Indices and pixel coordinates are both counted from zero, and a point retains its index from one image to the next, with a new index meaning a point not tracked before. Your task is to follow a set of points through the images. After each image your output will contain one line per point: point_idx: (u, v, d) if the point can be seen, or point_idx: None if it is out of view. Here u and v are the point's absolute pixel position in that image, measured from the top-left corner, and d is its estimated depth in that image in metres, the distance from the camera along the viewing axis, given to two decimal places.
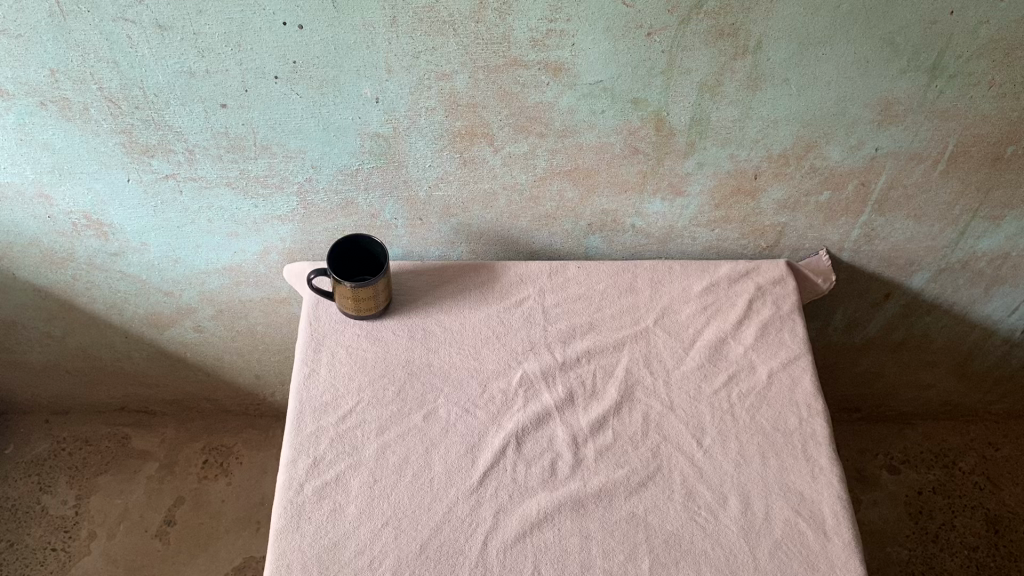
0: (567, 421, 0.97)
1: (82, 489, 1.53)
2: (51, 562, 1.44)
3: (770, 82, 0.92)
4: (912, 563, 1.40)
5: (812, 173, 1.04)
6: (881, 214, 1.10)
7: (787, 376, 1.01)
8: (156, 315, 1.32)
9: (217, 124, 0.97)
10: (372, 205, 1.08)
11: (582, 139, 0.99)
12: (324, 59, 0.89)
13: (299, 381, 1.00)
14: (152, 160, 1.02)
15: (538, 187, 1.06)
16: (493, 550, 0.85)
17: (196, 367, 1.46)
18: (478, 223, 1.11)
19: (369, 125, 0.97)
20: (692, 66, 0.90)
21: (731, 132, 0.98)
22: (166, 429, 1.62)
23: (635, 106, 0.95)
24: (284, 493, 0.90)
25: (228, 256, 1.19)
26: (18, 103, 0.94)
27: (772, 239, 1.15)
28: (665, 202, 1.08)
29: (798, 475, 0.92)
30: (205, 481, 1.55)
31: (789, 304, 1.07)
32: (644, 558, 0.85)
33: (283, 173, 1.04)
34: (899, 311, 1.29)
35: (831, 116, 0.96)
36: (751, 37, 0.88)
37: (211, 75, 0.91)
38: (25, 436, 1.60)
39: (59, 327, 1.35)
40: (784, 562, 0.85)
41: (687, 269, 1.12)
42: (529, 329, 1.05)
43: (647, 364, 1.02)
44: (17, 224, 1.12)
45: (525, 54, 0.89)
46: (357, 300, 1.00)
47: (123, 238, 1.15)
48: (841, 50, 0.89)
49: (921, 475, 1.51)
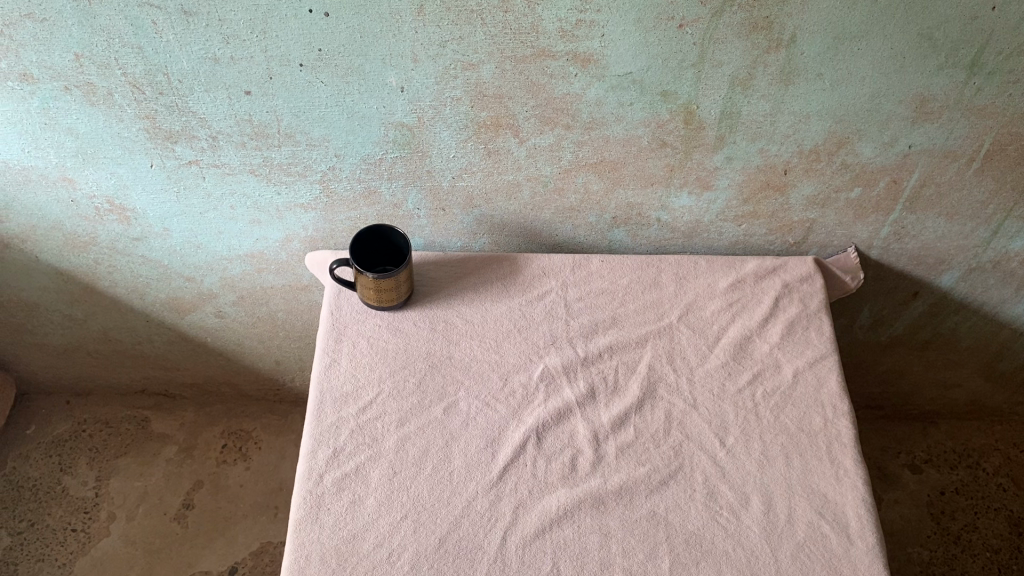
0: (589, 417, 0.96)
1: (102, 471, 1.54)
2: (71, 542, 1.45)
3: (803, 76, 0.90)
4: (932, 564, 1.39)
5: (843, 169, 1.02)
6: (912, 212, 1.08)
7: (813, 376, 0.99)
8: (178, 300, 1.32)
9: (241, 110, 0.96)
10: (394, 194, 1.07)
11: (610, 131, 0.98)
12: (349, 48, 0.88)
13: (320, 370, 0.99)
14: (175, 146, 1.02)
15: (563, 179, 1.04)
16: (512, 546, 0.85)
17: (217, 352, 1.46)
18: (501, 214, 1.10)
19: (394, 115, 0.96)
20: (724, 59, 0.89)
21: (761, 127, 0.97)
22: (185, 412, 1.62)
23: (664, 99, 0.93)
24: (304, 484, 0.90)
25: (250, 243, 1.19)
26: (42, 87, 0.93)
27: (800, 235, 1.13)
28: (692, 196, 1.07)
29: (822, 476, 0.91)
30: (224, 466, 1.55)
31: (816, 302, 1.06)
32: (664, 557, 0.84)
33: (307, 162, 1.03)
34: (926, 309, 1.27)
35: (864, 111, 0.94)
36: (785, 30, 0.85)
37: (236, 62, 0.90)
38: (46, 416, 1.61)
39: (81, 310, 1.35)
40: (806, 565, 0.84)
41: (713, 264, 1.10)
42: (550, 323, 1.04)
43: (670, 361, 1.01)
44: (41, 208, 1.12)
45: (554, 45, 0.87)
46: (379, 291, 1.00)
47: (145, 223, 1.15)
48: (877, 45, 0.87)
49: (943, 475, 1.49)
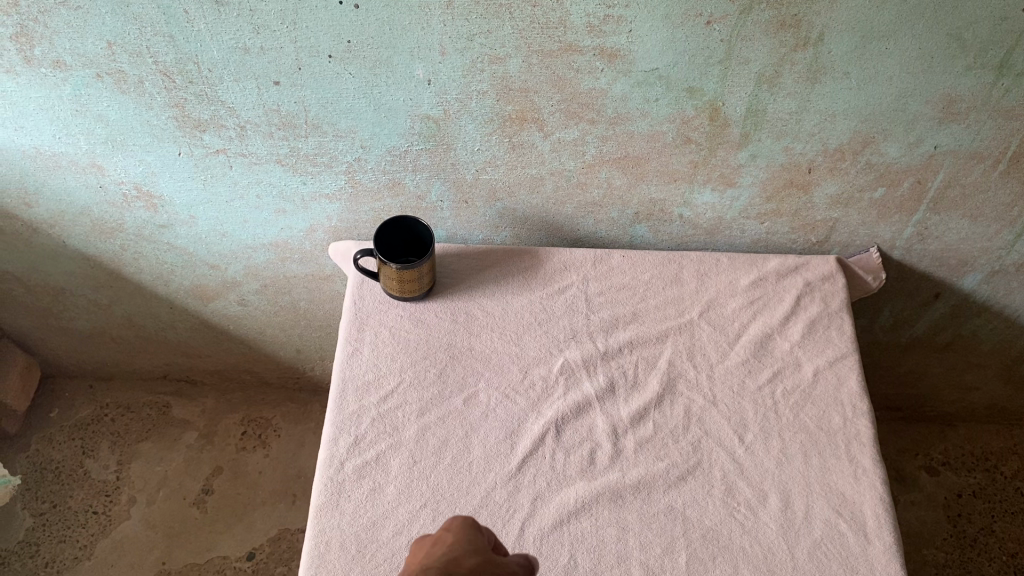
0: (608, 411, 0.96)
1: (124, 455, 1.56)
2: (92, 524, 1.47)
3: (829, 75, 0.90)
4: (948, 567, 1.39)
5: (867, 169, 1.02)
6: (937, 212, 1.08)
7: (833, 375, 0.99)
8: (202, 287, 1.33)
9: (270, 100, 0.97)
10: (418, 186, 1.08)
11: (635, 127, 0.98)
12: (378, 40, 0.89)
13: (342, 359, 1.00)
14: (203, 135, 1.03)
15: (587, 174, 1.05)
16: (531, 537, 0.86)
17: (238, 340, 1.47)
18: (524, 208, 1.11)
19: (420, 107, 0.96)
20: (751, 56, 0.89)
21: (787, 125, 0.97)
22: (206, 398, 1.64)
23: (690, 95, 0.93)
24: (325, 471, 0.91)
25: (275, 232, 1.20)
26: (74, 74, 0.95)
27: (823, 234, 1.13)
28: (715, 193, 1.07)
29: (840, 475, 0.91)
30: (243, 452, 1.57)
31: (838, 301, 1.05)
32: (681, 552, 0.85)
33: (333, 153, 1.04)
34: (947, 311, 1.27)
35: (890, 111, 0.94)
36: (813, 29, 0.85)
37: (266, 52, 0.91)
38: (69, 400, 1.63)
39: (106, 295, 1.37)
40: (822, 563, 0.84)
41: (735, 261, 1.10)
42: (571, 317, 1.05)
43: (690, 357, 1.01)
44: (70, 193, 1.13)
45: (581, 40, 0.88)
46: (402, 282, 1.00)
47: (171, 211, 1.16)
48: (905, 45, 0.86)
49: (961, 477, 1.49)
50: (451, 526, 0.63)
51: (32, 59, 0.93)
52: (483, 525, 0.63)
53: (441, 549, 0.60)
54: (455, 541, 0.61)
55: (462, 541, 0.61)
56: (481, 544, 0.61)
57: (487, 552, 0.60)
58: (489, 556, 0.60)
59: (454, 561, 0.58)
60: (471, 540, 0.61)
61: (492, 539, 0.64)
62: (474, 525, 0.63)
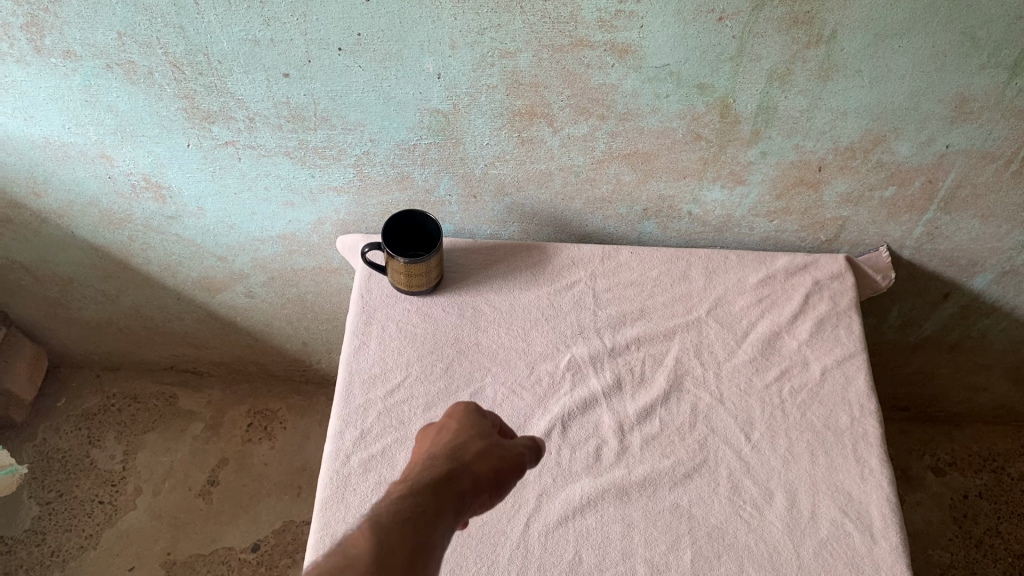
0: (614, 408, 0.96)
1: (130, 445, 1.57)
2: (98, 514, 1.48)
3: (841, 72, 0.90)
4: (953, 567, 1.38)
5: (878, 167, 1.02)
6: (947, 212, 1.07)
7: (840, 375, 0.99)
8: (209, 279, 1.34)
9: (279, 93, 0.97)
10: (427, 180, 1.08)
11: (645, 123, 0.97)
12: (389, 33, 0.88)
13: (350, 353, 1.00)
14: (213, 126, 1.03)
15: (596, 169, 1.05)
16: (535, 533, 0.86)
17: (245, 331, 1.48)
18: (532, 203, 1.11)
19: (430, 101, 0.96)
20: (763, 53, 0.88)
21: (798, 122, 0.96)
22: (212, 389, 1.64)
23: (701, 91, 0.93)
24: (331, 464, 0.91)
25: (283, 225, 1.20)
26: (84, 65, 0.95)
27: (832, 232, 1.13)
28: (725, 190, 1.07)
29: (847, 474, 0.91)
30: (249, 444, 1.57)
31: (847, 300, 1.05)
32: (686, 550, 0.85)
33: (342, 146, 1.04)
34: (956, 311, 1.26)
35: (902, 110, 0.94)
36: (826, 27, 0.85)
37: (276, 44, 0.90)
38: (76, 389, 1.63)
39: (113, 286, 1.37)
40: (828, 562, 0.84)
41: (744, 259, 1.10)
42: (578, 313, 1.04)
43: (697, 354, 1.01)
44: (79, 184, 1.14)
45: (592, 35, 0.87)
46: (409, 276, 1.00)
47: (180, 202, 1.16)
48: (918, 43, 0.86)
49: (968, 478, 1.48)
50: (454, 414, 0.75)
51: (43, 49, 0.92)
52: (485, 409, 0.76)
53: (450, 433, 0.73)
54: (460, 427, 0.73)
55: (466, 427, 0.73)
56: (482, 429, 0.73)
57: (489, 437, 0.72)
58: (491, 440, 0.72)
59: (461, 445, 0.70)
60: (474, 426, 0.73)
61: (493, 421, 0.77)
62: (475, 412, 0.75)
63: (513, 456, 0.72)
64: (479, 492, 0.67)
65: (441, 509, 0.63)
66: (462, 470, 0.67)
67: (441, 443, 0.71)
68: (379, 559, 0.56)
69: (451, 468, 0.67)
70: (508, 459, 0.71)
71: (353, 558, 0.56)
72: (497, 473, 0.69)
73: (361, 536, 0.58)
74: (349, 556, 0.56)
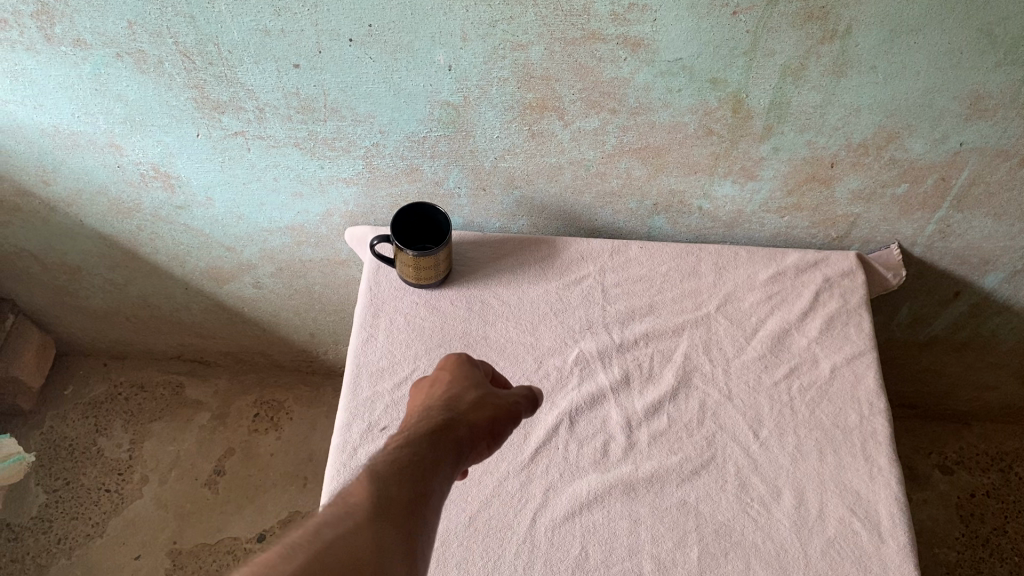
0: (622, 403, 0.96)
1: (137, 434, 1.57)
2: (105, 502, 1.48)
3: (856, 68, 0.89)
4: (959, 566, 1.38)
5: (890, 164, 1.01)
6: (960, 210, 1.06)
7: (850, 373, 0.98)
8: (217, 269, 1.34)
9: (289, 84, 0.96)
10: (436, 172, 1.08)
11: (657, 117, 0.97)
12: (400, 24, 0.88)
13: (357, 345, 1.00)
14: (222, 116, 1.02)
15: (606, 163, 1.04)
16: (542, 528, 0.86)
17: (252, 322, 1.48)
18: (542, 196, 1.10)
19: (440, 93, 0.96)
20: (777, 48, 0.87)
21: (811, 118, 0.95)
22: (219, 379, 1.64)
23: (714, 86, 0.92)
24: (338, 456, 0.91)
25: (292, 216, 1.20)
26: (95, 53, 0.94)
27: (843, 229, 1.12)
28: (736, 186, 1.06)
29: (855, 473, 0.90)
30: (255, 435, 1.57)
31: (857, 297, 1.04)
32: (693, 547, 0.85)
33: (352, 137, 1.04)
34: (967, 310, 1.26)
35: (916, 106, 0.93)
36: (841, 22, 0.84)
37: (287, 34, 0.90)
38: (84, 377, 1.64)
39: (121, 275, 1.37)
40: (835, 561, 0.84)
41: (754, 255, 1.09)
42: (587, 308, 1.04)
43: (706, 351, 1.00)
44: (88, 172, 1.13)
45: (604, 28, 0.86)
46: (418, 269, 1.00)
47: (189, 191, 1.16)
48: (933, 39, 0.85)
49: (975, 477, 1.48)
50: (448, 366, 0.80)
51: (53, 38, 0.92)
52: (477, 359, 0.81)
53: (444, 387, 0.77)
54: (454, 378, 0.78)
55: (460, 378, 0.78)
56: (475, 379, 0.78)
57: (483, 388, 0.77)
58: (485, 390, 0.77)
59: (456, 396, 0.75)
60: (467, 377, 0.78)
61: (485, 369, 0.82)
62: (468, 362, 0.80)
63: (507, 405, 0.76)
64: (476, 441, 0.72)
65: (439, 458, 0.67)
66: (458, 420, 0.72)
67: (436, 396, 0.76)
68: (381, 505, 0.61)
69: (447, 419, 0.71)
70: (502, 406, 0.76)
71: (353, 507, 0.61)
72: (493, 420, 0.74)
73: (362, 485, 0.63)
74: (350, 504, 0.61)
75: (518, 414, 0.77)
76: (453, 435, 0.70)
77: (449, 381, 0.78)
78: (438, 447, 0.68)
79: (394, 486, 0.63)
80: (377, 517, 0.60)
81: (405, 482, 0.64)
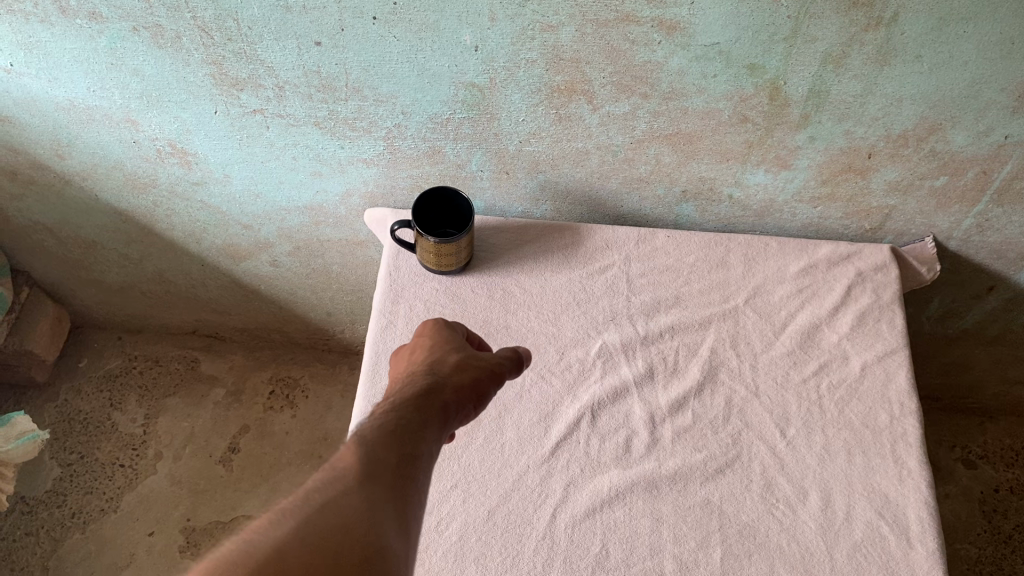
0: (646, 398, 0.93)
1: (151, 409, 1.56)
2: (119, 477, 1.48)
3: (900, 57, 0.85)
4: (980, 563, 1.36)
5: (930, 156, 0.97)
6: (1000, 205, 1.03)
7: (881, 371, 0.96)
8: (235, 246, 1.32)
9: (310, 62, 0.93)
10: (458, 155, 1.05)
11: (690, 103, 0.93)
12: (425, 3, 0.84)
13: (376, 332, 0.98)
14: (241, 94, 1.00)
15: (634, 149, 1.01)
16: (562, 524, 0.84)
17: (268, 299, 1.46)
18: (567, 181, 1.07)
19: (464, 75, 0.93)
20: (819, 34, 0.83)
21: (850, 108, 0.92)
22: (234, 355, 1.63)
23: (751, 72, 0.89)
24: None
25: (311, 195, 1.17)
26: (110, 26, 0.91)
27: (877, 221, 1.09)
28: (769, 174, 1.03)
29: (884, 475, 0.88)
30: (270, 412, 1.56)
31: (890, 293, 1.01)
32: (715, 547, 0.83)
33: (373, 117, 1.01)
34: (1000, 304, 1.22)
35: (961, 97, 0.89)
36: (888, 9, 0.80)
37: (308, 11, 0.87)
38: (99, 351, 1.63)
39: (136, 250, 1.36)
40: (862, 566, 0.82)
41: (785, 246, 1.06)
42: (611, 298, 1.02)
43: (733, 345, 0.98)
44: (103, 146, 1.11)
45: (640, 10, 0.83)
46: (439, 256, 0.97)
47: (206, 168, 1.14)
48: (985, 28, 0.81)
49: (999, 472, 1.45)
50: (429, 333, 0.81)
51: (68, 10, 0.89)
52: (454, 322, 0.82)
53: (427, 352, 0.78)
54: (435, 344, 0.79)
55: (441, 344, 0.78)
56: (456, 344, 0.78)
57: (464, 351, 0.77)
58: (466, 354, 0.77)
59: (439, 361, 0.75)
60: (448, 343, 0.79)
61: (464, 334, 0.82)
62: (447, 328, 0.81)
63: (491, 366, 0.76)
64: (462, 402, 0.71)
65: (426, 418, 0.67)
66: (442, 383, 0.72)
67: (420, 361, 0.76)
68: (369, 467, 0.60)
69: (431, 383, 0.71)
70: (485, 368, 0.76)
71: (343, 471, 0.59)
72: (476, 382, 0.74)
73: (351, 451, 0.62)
74: (338, 469, 0.60)
75: (502, 375, 0.77)
76: (439, 398, 0.69)
77: (430, 346, 0.78)
78: (425, 408, 0.68)
79: (383, 448, 0.62)
80: (367, 481, 0.59)
81: (394, 445, 0.63)
